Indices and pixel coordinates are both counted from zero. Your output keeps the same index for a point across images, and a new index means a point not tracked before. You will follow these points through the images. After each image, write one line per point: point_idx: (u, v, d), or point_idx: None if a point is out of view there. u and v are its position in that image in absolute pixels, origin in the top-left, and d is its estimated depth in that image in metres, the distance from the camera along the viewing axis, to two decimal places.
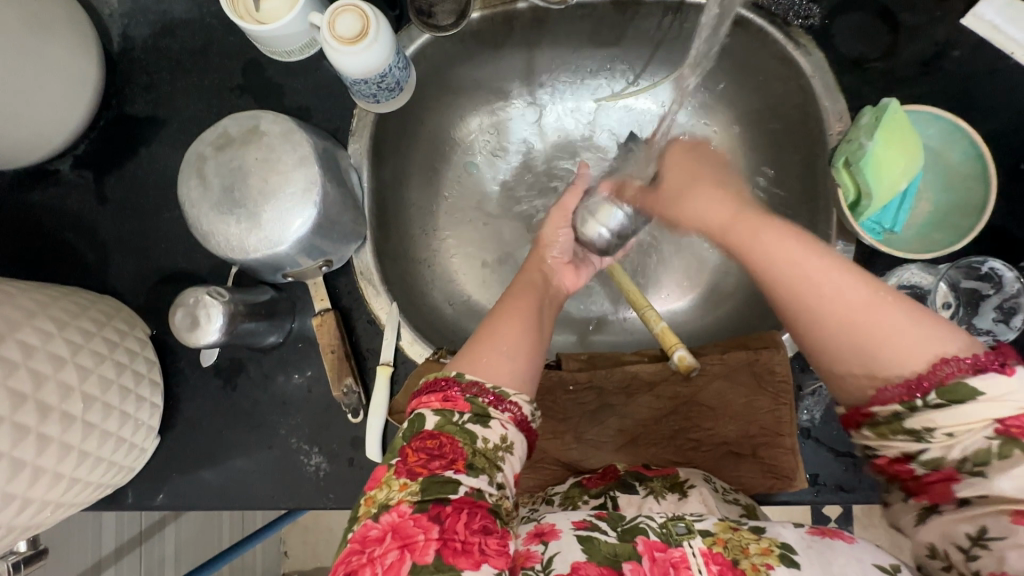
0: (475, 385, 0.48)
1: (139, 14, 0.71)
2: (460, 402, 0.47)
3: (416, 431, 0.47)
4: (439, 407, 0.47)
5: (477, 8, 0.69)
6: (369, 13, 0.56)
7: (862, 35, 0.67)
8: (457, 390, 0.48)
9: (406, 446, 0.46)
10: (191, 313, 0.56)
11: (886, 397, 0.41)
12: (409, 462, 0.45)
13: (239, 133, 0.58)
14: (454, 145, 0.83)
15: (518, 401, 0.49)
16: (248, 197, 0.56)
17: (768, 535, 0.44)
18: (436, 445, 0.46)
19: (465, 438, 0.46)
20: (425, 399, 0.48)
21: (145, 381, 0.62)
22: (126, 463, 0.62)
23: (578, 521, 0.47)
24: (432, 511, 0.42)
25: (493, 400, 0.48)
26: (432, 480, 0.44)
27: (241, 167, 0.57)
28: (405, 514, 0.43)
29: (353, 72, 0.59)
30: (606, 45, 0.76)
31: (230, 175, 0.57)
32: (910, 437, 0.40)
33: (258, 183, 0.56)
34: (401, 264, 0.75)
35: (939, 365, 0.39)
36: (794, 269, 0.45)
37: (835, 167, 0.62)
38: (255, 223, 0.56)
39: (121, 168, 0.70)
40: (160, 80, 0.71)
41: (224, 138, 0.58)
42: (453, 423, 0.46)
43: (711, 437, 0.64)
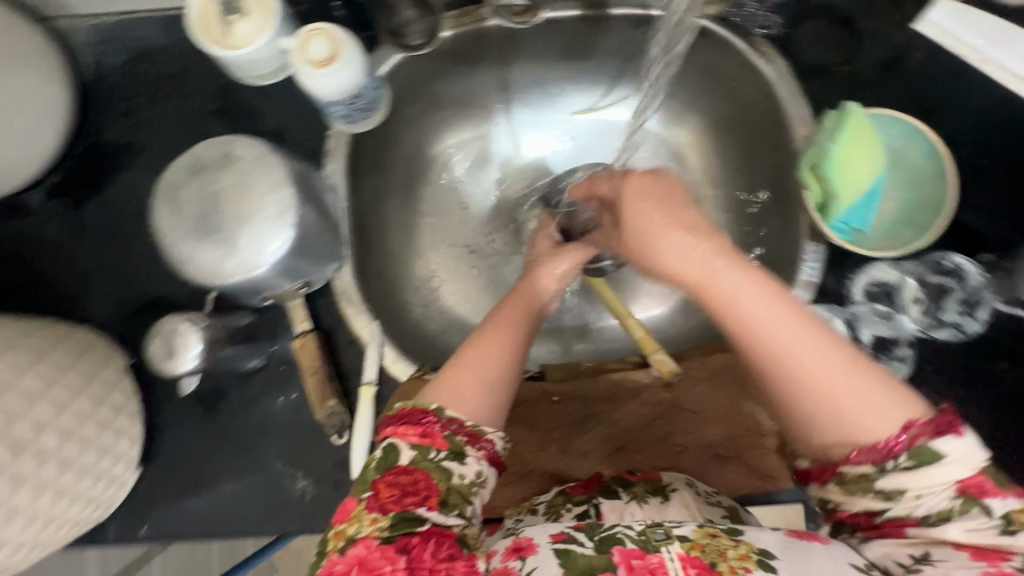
0: (454, 422, 0.49)
1: (111, 41, 0.71)
2: (438, 440, 0.48)
3: (391, 465, 0.47)
4: (417, 442, 0.48)
5: (448, 27, 0.71)
6: (340, 36, 0.57)
7: (823, 42, 0.69)
8: (436, 426, 0.49)
9: (379, 479, 0.47)
10: (169, 341, 0.56)
11: (858, 458, 0.42)
12: (381, 498, 0.46)
13: (213, 158, 0.58)
14: (431, 161, 0.84)
15: (493, 438, 0.51)
16: (222, 223, 0.56)
17: (746, 540, 0.45)
18: (411, 482, 0.47)
19: (440, 475, 0.47)
20: (402, 430, 0.49)
21: (124, 412, 0.61)
22: (106, 497, 0.60)
23: (557, 534, 0.48)
24: (398, 543, 0.44)
25: (470, 438, 0.49)
26: (402, 517, 0.45)
27: (215, 193, 0.56)
28: (372, 546, 0.44)
29: (324, 94, 0.59)
30: (577, 59, 0.78)
31: (203, 201, 0.56)
32: (878, 496, 0.42)
33: (231, 208, 0.56)
34: (381, 281, 0.75)
35: (906, 430, 0.41)
36: (771, 338, 0.43)
37: (801, 170, 0.63)
38: (230, 248, 0.56)
39: (94, 197, 0.70)
40: (133, 108, 0.71)
41: (197, 164, 0.58)
42: (429, 460, 0.48)
43: (696, 441, 0.65)
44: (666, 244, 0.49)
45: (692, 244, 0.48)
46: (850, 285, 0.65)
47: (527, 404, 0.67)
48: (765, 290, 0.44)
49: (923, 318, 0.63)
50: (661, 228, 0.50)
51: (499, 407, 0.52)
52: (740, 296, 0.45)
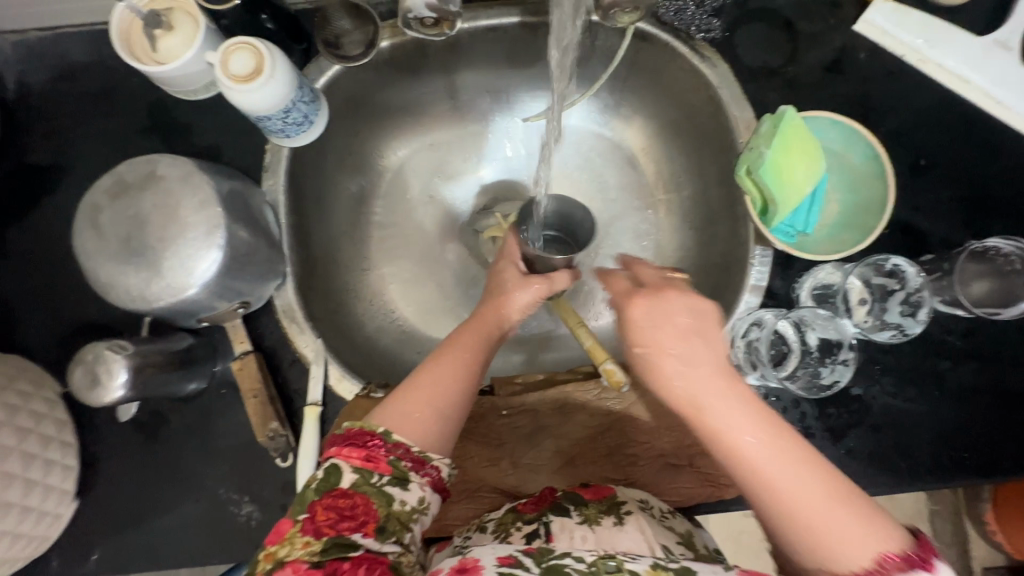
0: (400, 447, 0.49)
1: (36, 58, 0.69)
2: (382, 464, 0.48)
3: (331, 488, 0.47)
4: (359, 466, 0.48)
5: (386, 37, 0.69)
6: (263, 49, 0.55)
7: (764, 45, 0.69)
8: (381, 450, 0.49)
9: (316, 501, 0.46)
10: (91, 371, 0.54)
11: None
12: (317, 521, 0.45)
13: (135, 178, 0.56)
14: (381, 173, 0.82)
15: (439, 465, 0.50)
16: (148, 246, 0.54)
17: None
18: (349, 506, 0.47)
19: (380, 500, 0.47)
20: (345, 451, 0.49)
21: (54, 444, 0.59)
22: (36, 532, 0.58)
23: (503, 557, 0.48)
24: (328, 565, 0.43)
25: (415, 463, 0.49)
26: (336, 541, 0.45)
27: (138, 215, 0.55)
28: (300, 569, 0.43)
29: (251, 109, 0.57)
30: (523, 66, 0.77)
31: (128, 223, 0.54)
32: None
33: (155, 230, 0.54)
34: (329, 297, 0.73)
35: (882, 561, 0.39)
36: (743, 457, 0.42)
37: (739, 176, 0.62)
38: (156, 271, 0.54)
39: (22, 220, 0.67)
40: (61, 127, 0.68)
41: (119, 185, 0.56)
42: (370, 484, 0.47)
43: (648, 450, 0.65)
44: (660, 362, 0.46)
45: (687, 365, 0.46)
46: (797, 286, 0.64)
47: (476, 419, 0.65)
48: (745, 414, 0.43)
49: (868, 319, 0.63)
50: (662, 338, 0.47)
51: (448, 433, 0.52)
52: (724, 422, 0.43)
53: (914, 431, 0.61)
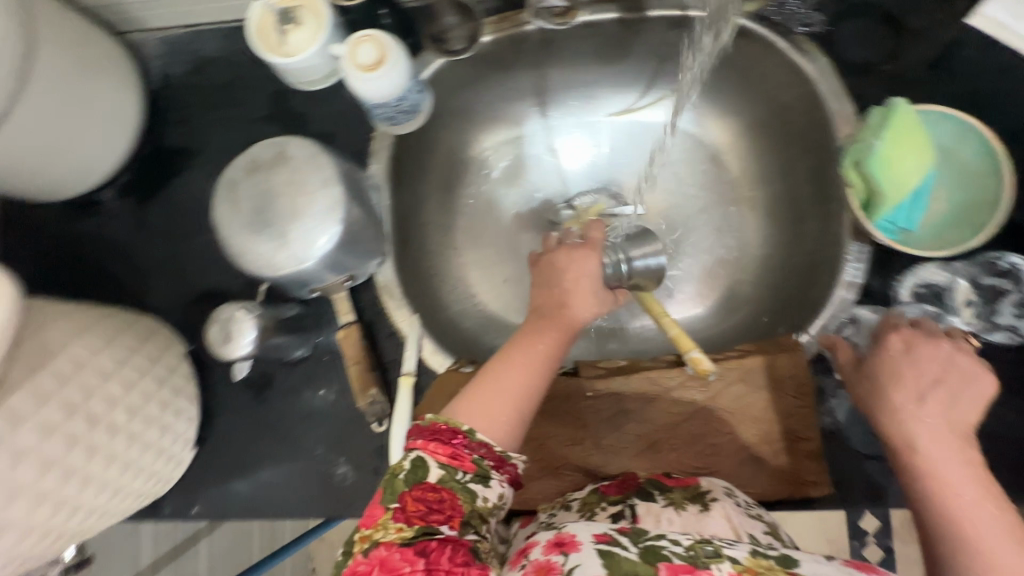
0: (484, 446, 0.52)
1: (176, 52, 0.77)
2: (467, 462, 0.51)
3: (420, 480, 0.49)
4: (445, 462, 0.50)
5: (488, 32, 0.73)
6: (386, 42, 0.60)
7: (867, 39, 0.68)
8: (465, 448, 0.52)
9: (406, 492, 0.48)
10: (225, 328, 0.61)
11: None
12: (407, 510, 0.48)
13: (267, 158, 0.62)
14: (469, 163, 0.86)
15: (517, 463, 0.54)
16: (277, 218, 0.59)
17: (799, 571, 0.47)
18: (436, 499, 0.49)
19: (465, 496, 0.50)
20: (432, 446, 0.51)
21: (183, 395, 0.66)
22: (163, 473, 0.65)
23: (599, 534, 0.50)
24: (418, 545, 0.45)
25: (496, 462, 0.53)
26: (426, 529, 0.47)
27: (269, 190, 0.60)
28: (393, 548, 0.46)
29: (370, 97, 0.62)
30: (613, 62, 0.79)
31: (261, 197, 0.60)
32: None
33: (284, 203, 0.60)
34: (420, 278, 0.78)
35: None
36: (928, 457, 0.47)
37: (845, 168, 0.62)
38: (283, 241, 0.59)
39: (159, 195, 0.75)
40: (195, 113, 0.76)
41: (254, 163, 0.62)
42: (456, 480, 0.50)
43: (731, 442, 0.64)
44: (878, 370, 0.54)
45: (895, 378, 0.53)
46: (896, 286, 0.63)
47: (561, 400, 0.67)
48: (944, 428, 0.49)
49: (976, 321, 0.61)
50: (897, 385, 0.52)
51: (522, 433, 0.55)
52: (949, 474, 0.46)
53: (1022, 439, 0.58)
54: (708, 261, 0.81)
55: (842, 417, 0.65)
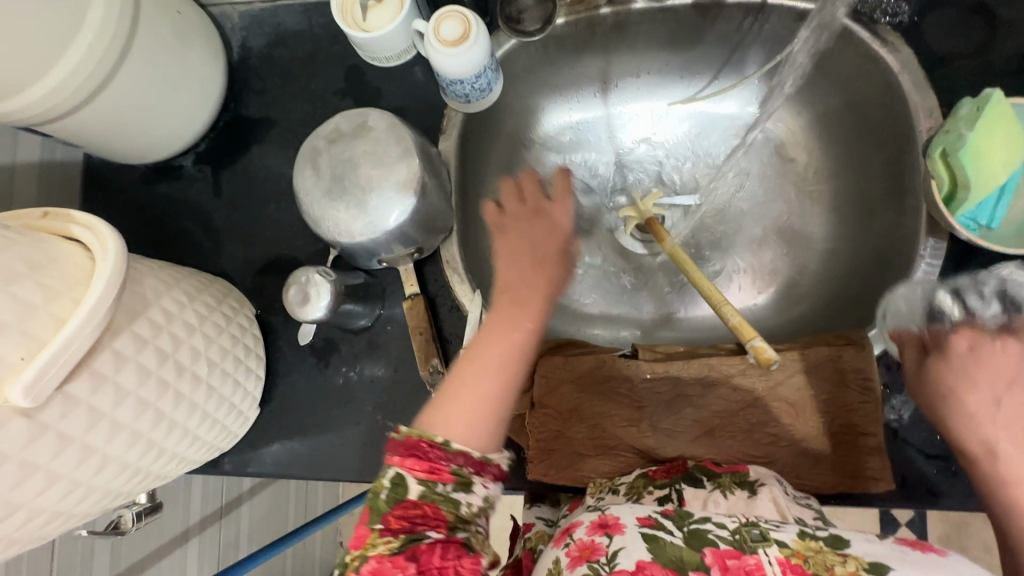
0: (462, 455, 0.49)
1: (257, 26, 0.79)
2: (445, 474, 0.48)
3: (400, 498, 0.47)
4: (424, 477, 0.48)
5: (563, 14, 0.74)
6: (471, 19, 0.61)
7: (953, 31, 0.66)
8: (442, 461, 0.48)
9: (388, 512, 0.47)
10: (303, 290, 0.62)
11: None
12: (392, 526, 0.46)
13: (350, 128, 0.64)
14: (531, 145, 0.86)
15: (499, 461, 0.52)
16: (357, 186, 0.61)
17: (853, 556, 0.46)
18: (421, 514, 0.47)
19: (449, 505, 0.48)
20: (408, 463, 0.48)
21: (252, 355, 0.69)
22: (231, 429, 0.68)
23: (643, 517, 0.52)
24: (408, 551, 0.45)
25: (476, 467, 0.50)
26: (413, 538, 0.46)
27: (351, 158, 0.62)
28: (383, 557, 0.45)
29: (450, 73, 0.63)
30: (682, 49, 0.79)
31: (342, 165, 0.62)
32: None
33: (364, 172, 0.62)
34: (480, 256, 0.79)
35: None
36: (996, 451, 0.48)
37: (931, 158, 0.60)
38: (362, 209, 0.61)
39: (235, 163, 0.78)
40: (272, 86, 0.79)
41: (336, 132, 0.64)
42: (438, 493, 0.47)
43: (790, 433, 0.64)
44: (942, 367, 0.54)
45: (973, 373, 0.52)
46: None
47: (617, 382, 0.68)
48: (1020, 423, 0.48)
49: None
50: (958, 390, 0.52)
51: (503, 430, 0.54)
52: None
53: None
54: (768, 254, 0.80)
55: (906, 417, 0.64)
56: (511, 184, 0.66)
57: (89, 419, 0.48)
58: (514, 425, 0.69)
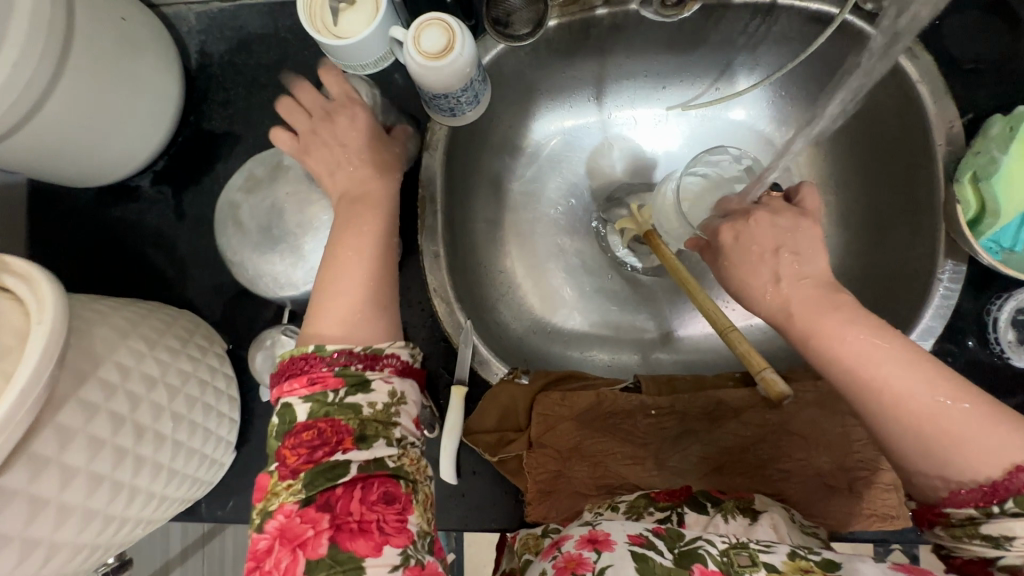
0: (342, 354, 0.48)
1: (216, 29, 0.72)
2: (330, 380, 0.47)
3: (290, 426, 0.46)
4: (308, 393, 0.46)
5: (555, 16, 0.67)
6: (455, 27, 0.55)
7: (977, 35, 0.62)
8: (323, 367, 0.47)
9: (282, 447, 0.45)
10: (270, 355, 0.59)
11: (960, 500, 0.42)
12: (290, 463, 0.45)
13: (265, 172, 0.58)
14: (519, 155, 0.81)
15: (394, 353, 0.50)
16: (288, 232, 0.56)
17: (843, 574, 0.44)
18: (317, 435, 0.45)
19: (346, 414, 0.46)
20: (289, 386, 0.47)
21: (225, 398, 0.63)
22: (206, 478, 0.62)
23: (634, 536, 0.49)
24: (318, 500, 0.43)
25: (366, 362, 0.48)
26: (318, 472, 0.44)
27: (275, 206, 0.57)
28: (292, 513, 0.43)
29: (434, 87, 0.57)
30: (683, 52, 0.73)
31: (266, 214, 0.57)
32: (987, 543, 0.41)
33: (294, 217, 0.56)
34: (470, 279, 0.74)
35: (1014, 475, 0.40)
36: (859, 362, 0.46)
37: (959, 182, 0.56)
38: (300, 256, 0.56)
39: (198, 183, 0.71)
40: (236, 96, 0.71)
41: (251, 180, 0.58)
42: (329, 403, 0.46)
43: (803, 469, 0.61)
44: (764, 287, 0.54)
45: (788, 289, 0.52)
46: (994, 309, 0.59)
47: (621, 416, 0.64)
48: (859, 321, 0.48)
49: None
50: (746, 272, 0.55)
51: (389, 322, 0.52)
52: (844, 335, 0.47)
53: None
54: None
55: None
56: (286, 103, 0.59)
57: (30, 509, 0.42)
58: (510, 465, 0.64)
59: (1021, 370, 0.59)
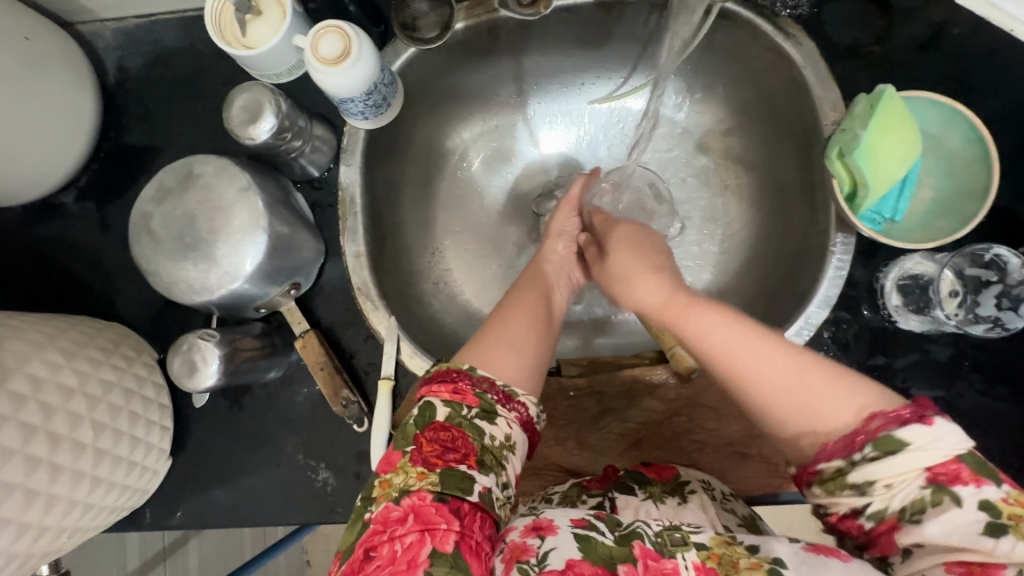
0: (486, 380, 0.50)
1: (133, 44, 0.73)
2: (470, 397, 0.48)
3: (429, 421, 0.47)
4: (449, 399, 0.48)
5: (461, 19, 0.69)
6: (351, 33, 0.57)
7: (853, 21, 0.66)
8: (468, 383, 0.49)
9: (419, 434, 0.47)
10: (189, 359, 0.59)
11: (827, 454, 0.43)
12: (424, 451, 0.46)
13: (175, 182, 0.60)
14: (446, 155, 0.83)
15: (525, 401, 0.51)
16: (200, 239, 0.57)
17: (762, 552, 0.45)
18: (450, 439, 0.47)
19: (474, 433, 0.47)
20: (435, 388, 0.49)
21: (155, 406, 0.63)
22: (139, 486, 0.63)
23: (577, 519, 0.48)
24: (454, 504, 0.44)
25: (502, 398, 0.50)
26: (449, 473, 0.45)
27: (186, 214, 0.58)
28: (426, 499, 0.44)
29: (338, 92, 0.59)
30: (592, 48, 0.76)
31: (178, 223, 0.58)
32: (854, 492, 0.42)
33: (205, 225, 0.58)
34: (399, 277, 0.75)
35: (869, 420, 0.42)
36: (720, 347, 0.48)
37: (829, 159, 0.60)
38: (212, 261, 0.57)
39: (122, 197, 0.72)
40: (156, 109, 0.72)
41: (161, 191, 0.60)
42: (462, 416, 0.48)
43: (715, 438, 0.64)
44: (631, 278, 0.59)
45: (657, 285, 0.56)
46: (881, 277, 0.63)
47: (543, 400, 0.66)
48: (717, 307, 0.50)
49: (961, 312, 0.62)
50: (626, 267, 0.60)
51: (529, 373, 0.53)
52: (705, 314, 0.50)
53: (990, 423, 0.60)
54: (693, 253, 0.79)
55: None
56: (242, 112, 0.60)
57: None
58: None
59: (910, 333, 0.62)
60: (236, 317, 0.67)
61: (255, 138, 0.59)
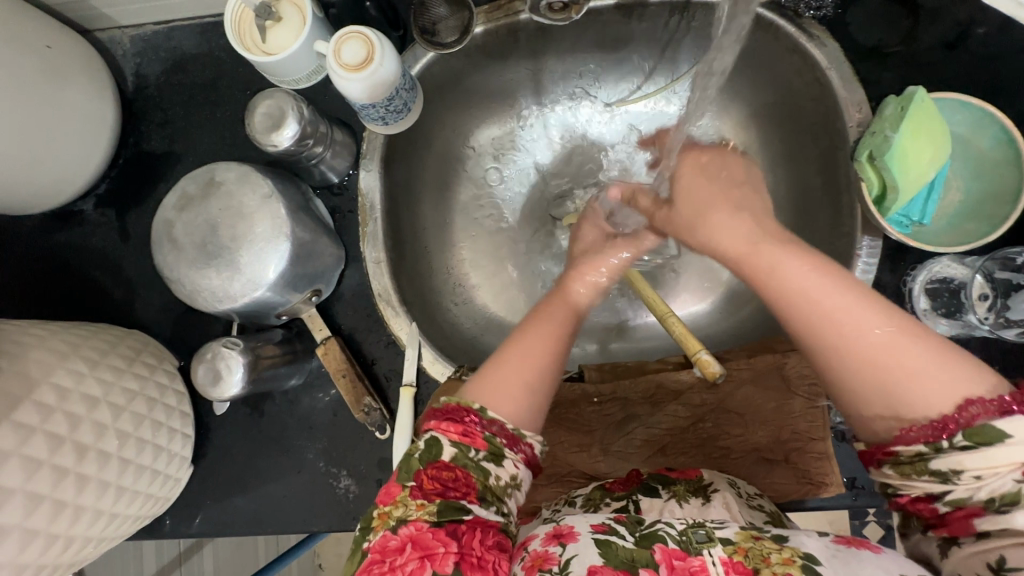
0: (496, 423, 0.47)
1: (150, 51, 0.73)
2: (479, 440, 0.46)
3: (435, 458, 0.45)
4: (457, 440, 0.46)
5: (480, 22, 0.69)
6: (373, 39, 0.57)
7: (878, 22, 0.65)
8: (477, 425, 0.46)
9: (422, 470, 0.45)
10: (213, 367, 0.58)
11: (910, 437, 0.40)
12: (425, 488, 0.44)
13: (197, 190, 0.59)
14: (464, 159, 0.83)
15: (532, 442, 0.49)
16: (223, 247, 0.57)
17: (791, 545, 0.44)
18: (452, 478, 0.45)
19: (479, 474, 0.45)
20: (443, 424, 0.47)
21: (177, 414, 0.62)
22: (162, 494, 0.62)
23: (596, 525, 0.47)
24: (449, 527, 0.43)
25: (509, 440, 0.47)
26: (448, 504, 0.44)
27: (209, 222, 0.58)
28: (423, 527, 0.43)
29: (360, 97, 0.59)
30: (610, 50, 0.75)
31: (200, 230, 0.58)
32: (934, 478, 0.40)
33: (228, 232, 0.57)
34: (418, 281, 0.75)
35: (964, 407, 0.39)
36: (821, 306, 0.43)
37: (858, 162, 0.60)
38: (235, 269, 0.57)
39: (141, 203, 0.72)
40: (175, 115, 0.72)
41: (184, 198, 0.59)
42: (469, 458, 0.45)
43: (741, 445, 0.64)
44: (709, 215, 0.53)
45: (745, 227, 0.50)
46: (910, 279, 0.62)
47: (567, 406, 0.66)
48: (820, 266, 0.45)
49: (991, 316, 0.61)
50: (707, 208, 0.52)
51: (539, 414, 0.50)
52: (795, 274, 0.45)
53: None
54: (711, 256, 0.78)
55: None
56: (270, 112, 0.59)
57: None
58: None
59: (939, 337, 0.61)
60: (256, 324, 0.67)
61: (273, 145, 0.59)
